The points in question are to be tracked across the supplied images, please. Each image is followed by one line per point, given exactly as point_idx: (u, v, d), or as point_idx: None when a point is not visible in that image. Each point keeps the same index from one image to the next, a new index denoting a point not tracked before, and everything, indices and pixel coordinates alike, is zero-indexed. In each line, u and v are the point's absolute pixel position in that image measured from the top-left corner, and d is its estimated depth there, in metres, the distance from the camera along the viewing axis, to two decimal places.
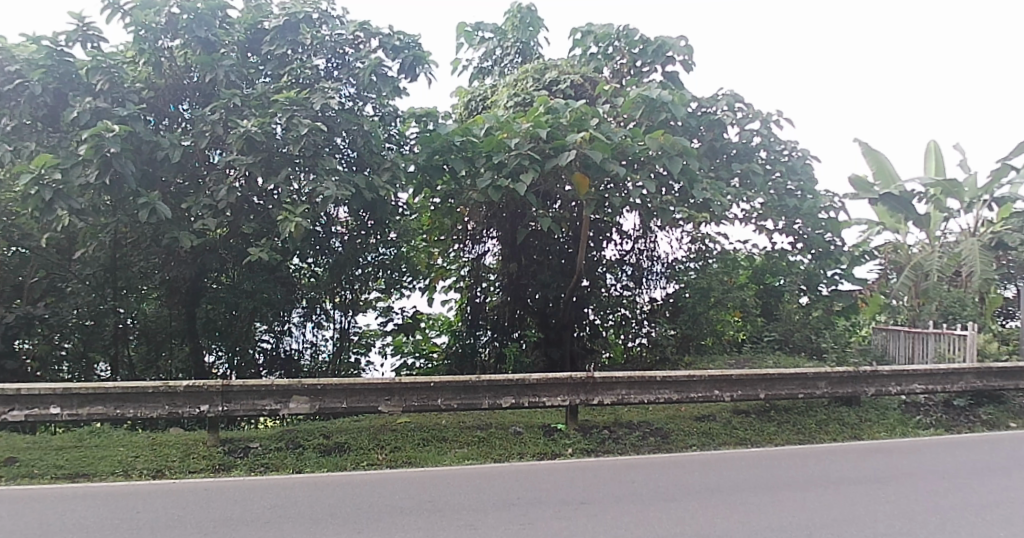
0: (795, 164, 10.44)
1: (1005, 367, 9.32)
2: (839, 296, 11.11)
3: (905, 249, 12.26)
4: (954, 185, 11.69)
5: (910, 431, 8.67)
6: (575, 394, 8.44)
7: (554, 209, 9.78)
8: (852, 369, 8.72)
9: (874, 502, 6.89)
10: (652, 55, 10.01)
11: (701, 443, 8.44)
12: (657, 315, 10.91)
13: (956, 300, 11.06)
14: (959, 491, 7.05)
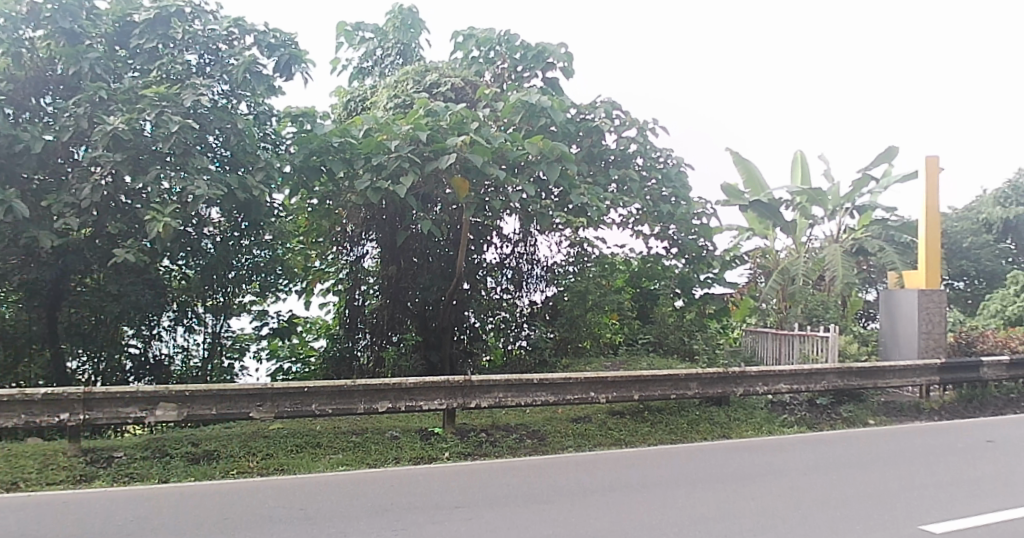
0: (670, 170, 10.88)
1: (865, 366, 9.19)
2: (709, 300, 11.66)
3: (773, 254, 12.91)
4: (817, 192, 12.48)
5: (776, 430, 8.96)
6: (452, 397, 8.63)
7: (435, 213, 9.67)
8: (719, 370, 8.77)
9: (738, 500, 7.47)
10: (531, 61, 10.14)
11: (577, 445, 8.68)
12: (536, 317, 11.02)
13: (820, 303, 11.74)
14: (815, 487, 7.74)
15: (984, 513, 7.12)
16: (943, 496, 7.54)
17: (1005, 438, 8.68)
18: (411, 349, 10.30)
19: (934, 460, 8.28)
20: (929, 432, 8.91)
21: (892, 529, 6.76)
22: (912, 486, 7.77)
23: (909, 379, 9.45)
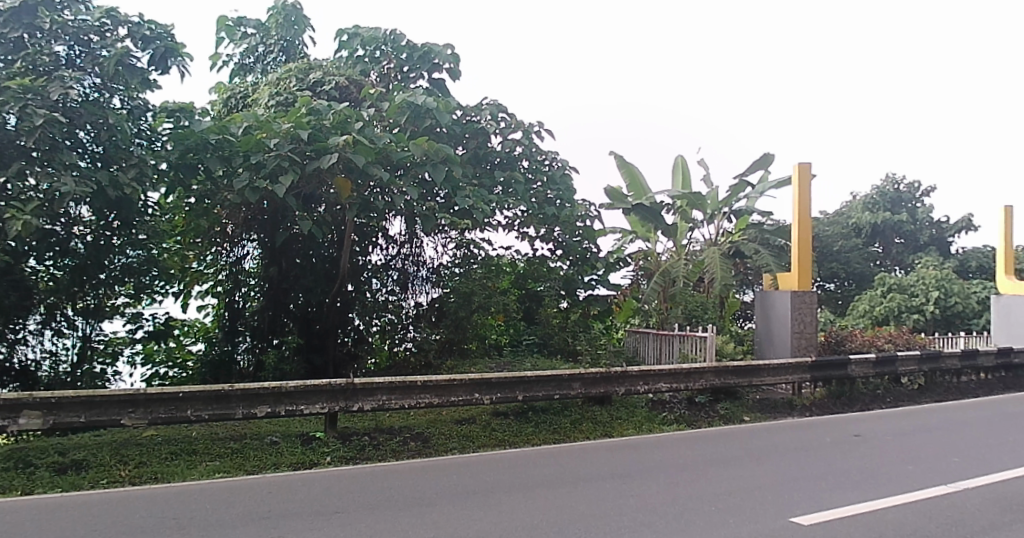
0: (554, 172, 11.07)
1: (738, 365, 9.66)
2: (594, 300, 12.11)
3: (654, 257, 13.21)
4: (699, 197, 12.68)
5: (656, 427, 9.21)
6: (334, 401, 8.50)
7: (319, 213, 9.57)
8: (602, 370, 8.93)
9: (620, 497, 7.57)
10: (417, 62, 10.32)
11: (460, 447, 8.71)
12: (421, 320, 11.00)
13: (699, 304, 12.37)
14: (693, 483, 7.91)
15: (848, 504, 7.45)
16: (812, 488, 7.83)
17: (868, 434, 9.16)
18: (293, 353, 9.99)
19: (805, 453, 8.61)
20: (801, 429, 9.29)
21: (765, 522, 6.96)
22: (785, 480, 8.04)
23: (783, 378, 9.81)
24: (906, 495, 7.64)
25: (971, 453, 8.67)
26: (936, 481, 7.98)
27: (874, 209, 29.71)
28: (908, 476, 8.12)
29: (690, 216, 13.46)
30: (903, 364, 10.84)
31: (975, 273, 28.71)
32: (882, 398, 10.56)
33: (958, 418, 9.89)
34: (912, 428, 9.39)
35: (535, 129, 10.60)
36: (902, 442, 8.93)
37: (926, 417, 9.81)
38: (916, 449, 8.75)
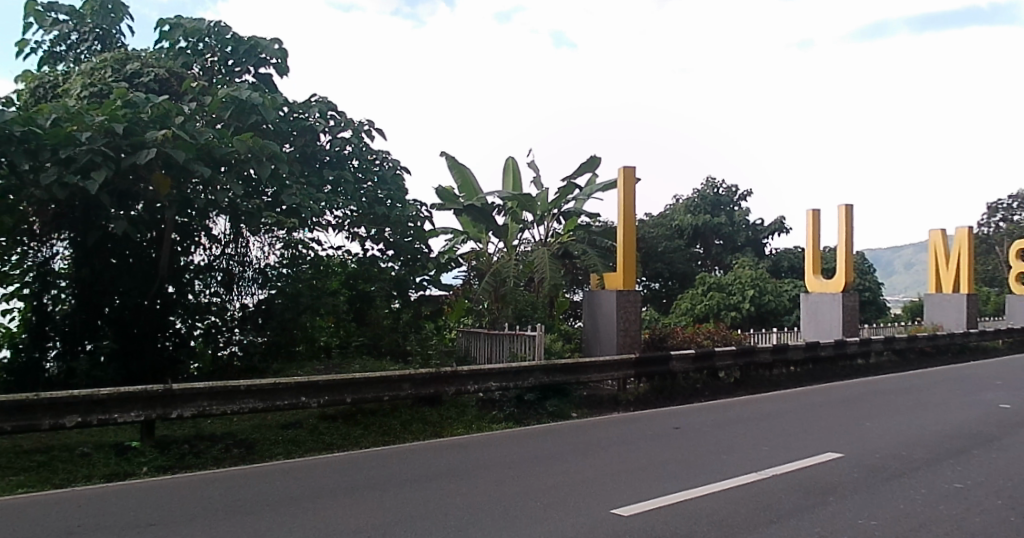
0: (384, 172, 12.99)
1: (563, 364, 10.94)
2: (425, 301, 13.74)
3: (486, 257, 15.08)
4: (530, 201, 16.05)
5: (484, 425, 9.95)
6: (151, 409, 8.13)
7: (135, 211, 9.85)
8: (433, 371, 9.86)
9: (446, 496, 7.54)
10: (242, 56, 11.75)
11: (286, 452, 8.75)
12: (246, 323, 11.49)
13: (529, 304, 14.52)
14: (520, 478, 8.06)
15: (667, 492, 7.66)
16: (633, 480, 8.04)
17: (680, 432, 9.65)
18: (109, 359, 10.26)
19: (623, 449, 8.97)
20: (615, 427, 9.98)
21: (583, 514, 7.02)
22: (607, 472, 8.26)
23: (606, 375, 11.46)
24: (720, 483, 7.96)
25: (778, 444, 9.34)
26: (747, 469, 8.42)
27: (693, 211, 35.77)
28: (723, 466, 8.51)
29: (520, 219, 16.71)
30: (720, 359, 13.11)
31: (787, 271, 35.29)
32: (700, 392, 12.53)
33: (767, 420, 10.67)
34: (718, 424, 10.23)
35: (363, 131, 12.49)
36: (710, 434, 9.61)
37: (719, 413, 10.99)
38: (727, 441, 9.36)
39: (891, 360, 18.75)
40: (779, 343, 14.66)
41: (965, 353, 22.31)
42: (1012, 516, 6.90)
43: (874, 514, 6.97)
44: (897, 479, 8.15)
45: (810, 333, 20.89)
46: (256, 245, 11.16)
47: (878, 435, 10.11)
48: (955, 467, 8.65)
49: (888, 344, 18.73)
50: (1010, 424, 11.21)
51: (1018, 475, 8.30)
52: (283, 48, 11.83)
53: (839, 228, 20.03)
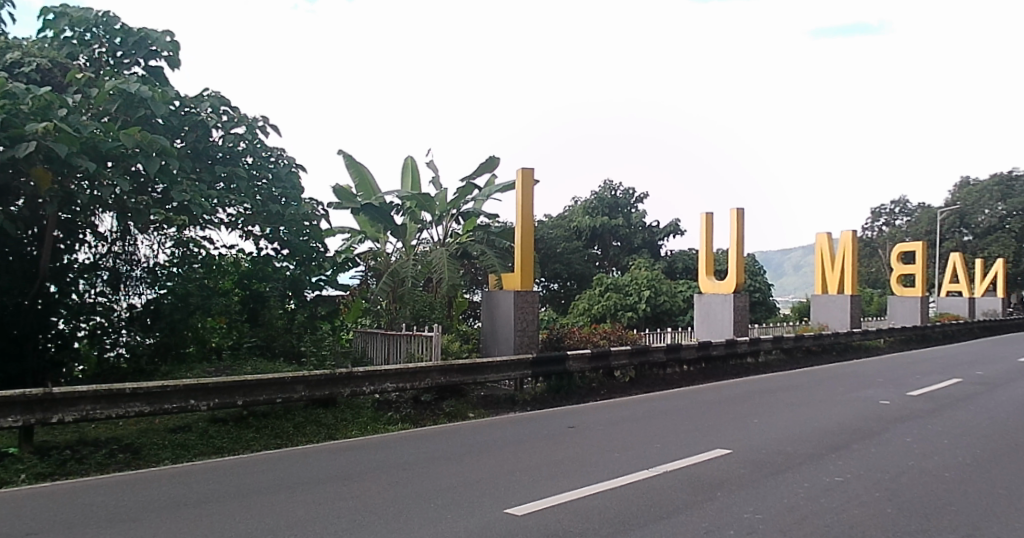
0: (279, 170, 12.72)
1: (462, 365, 11.74)
2: (321, 300, 13.50)
3: (382, 258, 17.67)
4: (426, 200, 18.31)
5: (379, 427, 10.18)
6: (29, 413, 7.68)
7: (16, 208, 9.34)
8: (328, 372, 10.06)
9: (338, 499, 7.43)
10: (133, 47, 11.47)
11: (174, 457, 8.47)
12: (134, 323, 11.20)
13: (427, 304, 16.79)
14: (414, 480, 8.04)
15: (561, 491, 7.71)
16: (528, 480, 8.10)
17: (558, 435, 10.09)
18: None
19: (518, 453, 9.10)
20: (491, 426, 10.69)
21: (479, 515, 6.98)
22: (502, 472, 8.34)
23: (505, 376, 12.45)
24: (612, 481, 8.05)
25: (670, 443, 9.67)
26: (640, 467, 8.59)
27: (592, 212, 41.58)
28: (616, 464, 8.69)
29: (420, 219, 18.67)
30: (614, 360, 14.21)
31: (680, 273, 39.77)
32: (596, 391, 13.66)
33: (659, 422, 11.07)
34: (606, 422, 10.91)
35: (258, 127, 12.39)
36: (603, 436, 9.90)
37: (601, 413, 11.75)
38: (621, 442, 9.64)
39: (779, 359, 19.70)
40: (672, 343, 15.75)
41: (850, 351, 23.74)
42: (888, 507, 7.29)
43: (761, 508, 7.22)
44: (780, 474, 8.51)
45: (704, 333, 21.69)
46: (145, 244, 10.91)
47: (764, 432, 10.61)
48: (837, 461, 9.12)
49: (777, 343, 19.63)
50: (887, 419, 11.96)
51: (894, 468, 8.81)
52: (175, 40, 11.64)
53: (731, 231, 20.84)
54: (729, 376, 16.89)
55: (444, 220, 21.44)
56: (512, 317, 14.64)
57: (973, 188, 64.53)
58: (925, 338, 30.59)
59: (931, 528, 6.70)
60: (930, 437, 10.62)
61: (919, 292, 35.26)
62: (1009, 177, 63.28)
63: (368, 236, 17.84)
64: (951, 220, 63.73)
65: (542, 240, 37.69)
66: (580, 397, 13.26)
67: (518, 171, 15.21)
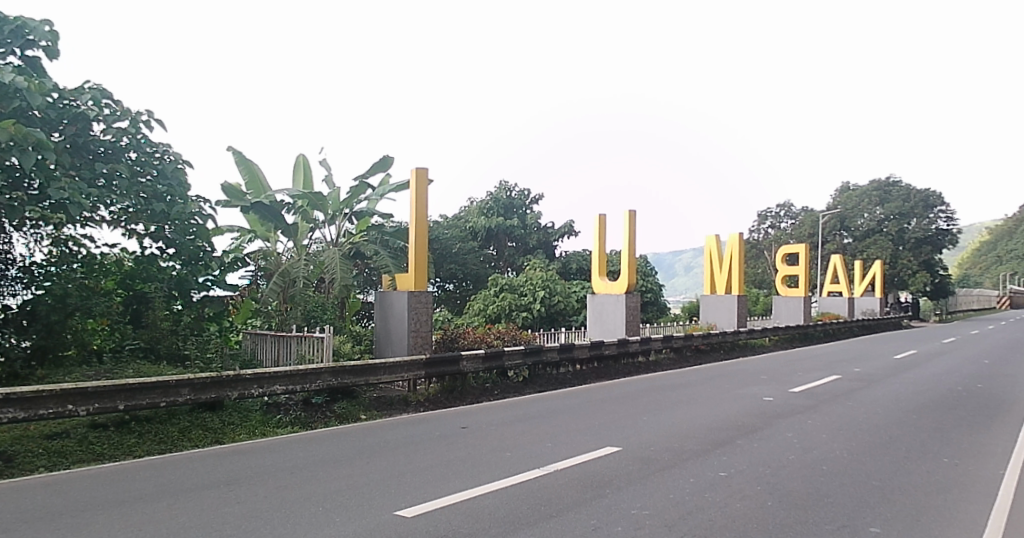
0: (164, 166, 12.23)
1: (353, 366, 11.71)
2: (208, 301, 13.07)
3: (272, 258, 17.70)
4: (319, 198, 18.23)
5: (268, 430, 10.04)
6: None
7: None
8: (214, 375, 9.84)
9: (224, 505, 7.28)
10: (9, 35, 10.91)
11: (50, 464, 8.04)
12: (7, 324, 10.50)
13: (318, 305, 16.73)
14: (304, 483, 7.98)
15: (454, 492, 7.85)
16: (419, 480, 8.22)
17: (451, 436, 10.28)
18: None
19: (412, 455, 9.17)
20: (385, 427, 10.75)
21: (371, 518, 7.00)
22: (394, 474, 8.40)
23: (398, 377, 12.52)
24: (503, 481, 8.25)
25: (562, 443, 10.01)
26: (532, 467, 8.84)
27: (488, 212, 42.04)
28: (510, 464, 8.92)
29: (310, 218, 18.48)
30: (507, 359, 14.49)
31: (574, 273, 40.88)
32: (489, 391, 13.93)
33: (552, 422, 11.42)
34: (498, 423, 11.25)
35: (144, 122, 11.92)
36: (498, 438, 10.16)
37: (493, 414, 12.04)
38: (513, 443, 9.92)
39: (668, 357, 20.60)
40: (565, 343, 16.22)
41: (736, 350, 25.05)
42: (768, 500, 7.84)
43: (648, 504, 7.61)
44: (666, 470, 8.96)
45: (596, 332, 22.36)
46: (21, 241, 10.30)
47: (652, 429, 11.15)
48: (722, 456, 9.70)
49: (667, 342, 20.50)
50: (770, 415, 12.78)
51: (773, 462, 9.47)
52: (55, 30, 11.10)
53: (623, 233, 21.65)
54: (620, 375, 17.52)
55: (337, 220, 21.23)
56: (405, 317, 14.70)
57: (854, 192, 69.97)
58: (805, 336, 32.61)
59: (803, 518, 7.27)
60: (808, 432, 11.41)
61: (801, 292, 37.59)
62: (888, 184, 68.52)
63: (258, 235, 17.46)
64: (833, 224, 68.31)
65: (439, 239, 37.76)
66: (473, 396, 13.53)
67: (412, 172, 15.32)
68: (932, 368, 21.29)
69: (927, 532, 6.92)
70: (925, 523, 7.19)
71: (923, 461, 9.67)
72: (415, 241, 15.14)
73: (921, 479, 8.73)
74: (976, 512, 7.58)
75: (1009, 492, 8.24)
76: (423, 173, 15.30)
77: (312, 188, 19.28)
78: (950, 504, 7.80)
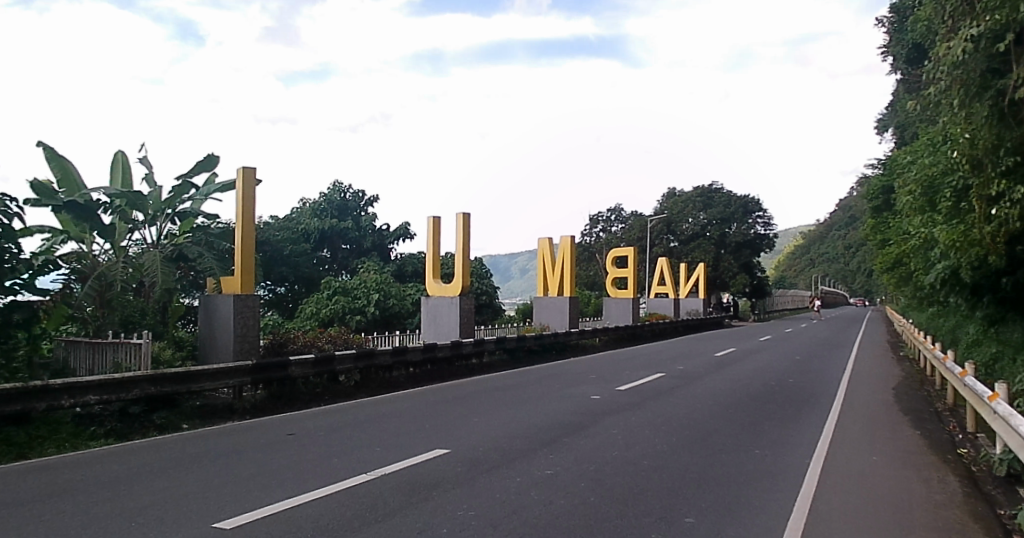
0: None
1: (173, 374, 11.37)
2: (15, 308, 12.03)
3: (86, 261, 16.70)
4: (139, 198, 17.37)
5: (81, 443, 9.56)
6: None
7: None
8: (20, 386, 9.35)
9: (26, 523, 6.90)
10: None
11: None
12: None
13: (136, 311, 16.05)
14: (117, 498, 7.72)
15: (280, 500, 7.89)
16: (243, 490, 8.19)
17: (280, 444, 10.31)
18: None
19: (238, 466, 9.07)
20: (210, 437, 10.53)
21: (188, 529, 6.85)
22: (216, 485, 8.33)
23: (222, 384, 12.27)
24: (329, 488, 8.39)
25: (391, 448, 10.34)
26: (359, 472, 9.08)
27: (321, 214, 41.29)
28: (338, 470, 9.10)
29: (130, 218, 17.48)
30: (338, 364, 14.58)
31: (411, 276, 41.11)
32: (319, 396, 13.95)
33: (384, 428, 11.70)
34: (328, 429, 11.39)
35: None
36: (326, 445, 10.32)
37: (327, 420, 12.13)
38: (341, 450, 10.11)
39: (502, 359, 21.42)
40: (398, 347, 16.55)
41: (568, 350, 26.46)
42: (592, 496, 8.54)
43: (474, 505, 8.04)
44: (490, 471, 9.50)
45: (430, 335, 22.83)
46: None
47: (482, 430, 11.74)
48: (548, 456, 10.40)
49: (500, 344, 21.35)
50: (596, 413, 13.84)
51: (595, 459, 10.30)
52: None
53: (456, 237, 22.25)
54: (452, 377, 18.08)
55: (157, 220, 20.16)
56: (231, 321, 14.38)
57: (678, 200, 74.77)
58: (635, 336, 34.84)
59: (625, 511, 7.98)
60: (630, 429, 12.49)
61: (630, 294, 40.11)
62: (709, 190, 74.24)
63: (71, 236, 16.37)
64: (659, 228, 73.25)
65: (269, 241, 36.64)
66: (302, 402, 13.50)
67: (238, 171, 14.98)
68: (747, 365, 23.60)
69: (726, 516, 7.85)
70: (735, 508, 8.14)
71: (724, 454, 10.90)
72: (240, 242, 14.71)
73: (721, 471, 9.86)
74: (780, 497, 8.65)
75: (802, 480, 9.48)
76: (249, 171, 14.97)
77: (131, 187, 18.21)
78: (755, 491, 8.88)
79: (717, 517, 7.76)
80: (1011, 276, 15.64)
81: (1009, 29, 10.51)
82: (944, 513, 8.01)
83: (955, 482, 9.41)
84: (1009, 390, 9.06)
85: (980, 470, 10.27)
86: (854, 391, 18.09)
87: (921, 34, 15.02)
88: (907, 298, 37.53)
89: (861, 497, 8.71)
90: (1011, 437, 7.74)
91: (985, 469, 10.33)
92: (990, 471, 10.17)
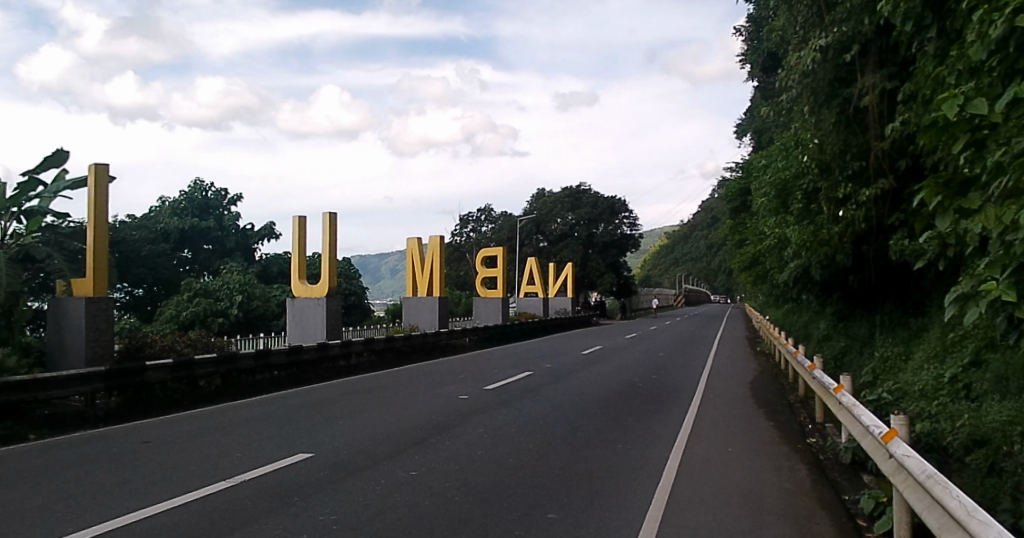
0: None
1: (14, 380, 10.61)
2: None
3: None
4: None
5: None
6: None
7: None
8: None
9: None
10: None
11: None
12: None
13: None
14: None
15: (131, 512, 7.52)
16: (96, 501, 7.79)
17: (135, 453, 9.85)
18: None
19: (83, 478, 8.54)
20: (52, 449, 9.88)
21: None
22: (65, 497, 7.87)
23: (72, 391, 11.56)
24: (185, 496, 8.12)
25: (252, 454, 10.10)
26: (216, 479, 8.83)
27: (181, 213, 39.21)
28: (193, 478, 8.82)
29: None
30: (198, 368, 14.08)
31: (276, 276, 39.86)
32: (177, 402, 13.40)
33: (245, 434, 11.41)
34: (187, 437, 10.98)
35: None
36: (182, 453, 9.96)
37: (185, 427, 11.70)
38: (200, 457, 9.81)
39: (370, 360, 21.32)
40: (261, 350, 16.16)
41: (438, 350, 26.67)
42: (455, 495, 8.73)
43: (335, 509, 7.95)
44: (353, 474, 9.50)
45: (295, 337, 22.34)
46: None
47: (349, 433, 11.71)
48: (413, 456, 10.55)
49: (368, 345, 21.23)
50: (463, 413, 14.12)
51: (459, 459, 10.54)
52: None
53: (322, 237, 21.93)
54: (317, 380, 17.85)
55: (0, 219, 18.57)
56: (82, 325, 13.55)
57: (547, 200, 76.54)
58: (505, 335, 35.56)
59: (490, 510, 8.21)
60: (496, 428, 12.85)
61: (499, 294, 40.87)
62: (579, 191, 76.14)
63: None
64: (529, 228, 74.78)
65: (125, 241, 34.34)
66: (159, 409, 12.93)
67: (89, 167, 14.13)
68: (614, 362, 24.71)
69: (588, 510, 8.31)
70: (593, 502, 8.61)
71: (591, 450, 11.43)
72: (93, 242, 13.91)
73: (585, 467, 10.38)
74: (641, 490, 9.26)
75: (661, 472, 10.16)
76: (102, 167, 14.15)
77: None
78: (619, 486, 9.43)
79: (578, 512, 8.19)
80: (856, 276, 17.28)
81: (854, 41, 12.09)
82: (795, 500, 8.85)
83: (804, 471, 10.41)
84: (852, 384, 10.16)
85: (827, 458, 11.41)
86: (712, 386, 19.36)
87: (775, 42, 16.29)
88: (763, 295, 40.63)
89: (717, 487, 9.43)
90: (855, 427, 8.68)
91: (832, 457, 11.48)
92: (836, 458, 11.32)
